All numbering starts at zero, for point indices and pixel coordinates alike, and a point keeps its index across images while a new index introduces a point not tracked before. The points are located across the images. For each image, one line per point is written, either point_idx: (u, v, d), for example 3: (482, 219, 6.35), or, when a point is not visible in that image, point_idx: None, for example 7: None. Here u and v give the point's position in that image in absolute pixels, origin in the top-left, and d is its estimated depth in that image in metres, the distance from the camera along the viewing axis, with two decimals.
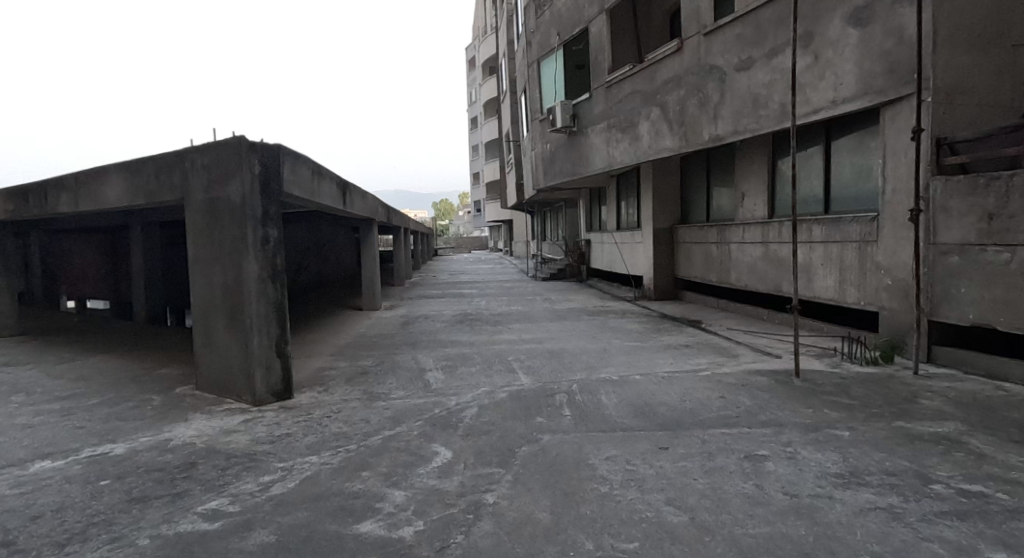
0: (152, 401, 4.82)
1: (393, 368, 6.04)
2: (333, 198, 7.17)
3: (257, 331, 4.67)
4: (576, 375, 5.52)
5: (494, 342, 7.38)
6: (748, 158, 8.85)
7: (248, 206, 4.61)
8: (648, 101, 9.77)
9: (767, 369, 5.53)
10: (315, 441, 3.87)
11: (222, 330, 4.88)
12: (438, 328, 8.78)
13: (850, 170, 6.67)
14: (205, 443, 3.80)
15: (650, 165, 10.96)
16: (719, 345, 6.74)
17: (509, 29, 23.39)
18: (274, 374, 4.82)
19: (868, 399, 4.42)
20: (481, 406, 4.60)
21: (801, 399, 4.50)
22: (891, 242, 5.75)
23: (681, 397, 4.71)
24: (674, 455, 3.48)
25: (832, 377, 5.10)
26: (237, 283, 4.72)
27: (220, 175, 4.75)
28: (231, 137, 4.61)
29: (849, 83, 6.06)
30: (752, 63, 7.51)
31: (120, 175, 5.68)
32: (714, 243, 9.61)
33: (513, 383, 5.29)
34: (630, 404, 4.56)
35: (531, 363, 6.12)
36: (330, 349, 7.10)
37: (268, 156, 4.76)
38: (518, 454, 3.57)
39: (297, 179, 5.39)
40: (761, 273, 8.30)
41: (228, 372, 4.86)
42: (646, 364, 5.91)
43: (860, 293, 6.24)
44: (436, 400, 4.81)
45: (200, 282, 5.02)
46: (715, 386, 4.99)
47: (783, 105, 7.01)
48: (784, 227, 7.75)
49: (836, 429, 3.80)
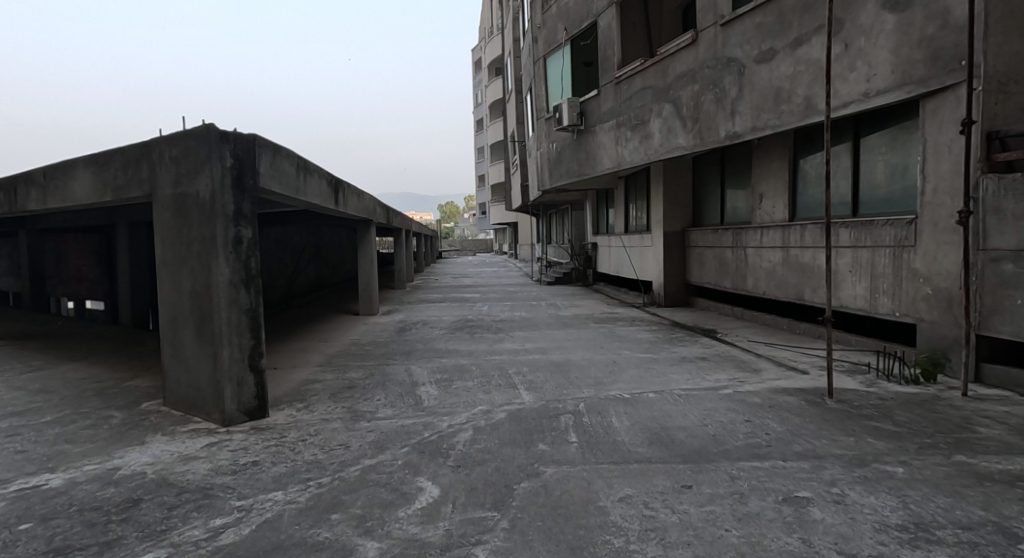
0: (111, 419, 4.33)
1: (383, 381, 5.53)
2: (322, 196, 6.68)
3: (227, 343, 4.19)
4: (583, 392, 5.00)
5: (493, 353, 6.86)
6: (767, 158, 8.32)
7: (218, 202, 4.13)
8: (659, 98, 9.26)
9: (795, 387, 4.98)
10: (284, 472, 3.37)
11: (190, 341, 4.40)
12: (436, 335, 8.28)
13: (881, 170, 6.14)
14: (157, 474, 3.30)
15: (661, 166, 10.44)
16: (738, 358, 6.20)
17: (515, 27, 23.06)
18: (247, 390, 4.33)
19: (916, 426, 3.87)
20: (476, 430, 4.08)
21: (839, 425, 3.97)
22: (931, 247, 5.21)
23: (701, 421, 4.17)
24: (699, 497, 2.96)
25: (870, 398, 4.56)
26: (205, 288, 4.24)
27: (188, 168, 4.28)
28: (200, 125, 4.15)
29: (884, 73, 5.53)
30: (773, 54, 6.99)
31: (87, 169, 5.23)
32: (730, 248, 9.07)
33: (513, 402, 4.77)
34: (644, 429, 4.03)
35: (534, 377, 5.60)
36: (317, 359, 6.59)
37: (242, 147, 4.30)
38: (515, 493, 3.06)
39: (278, 173, 4.91)
40: (782, 280, 7.76)
41: (197, 387, 4.37)
42: (660, 380, 5.37)
43: (895, 303, 5.70)
44: (427, 421, 4.31)
45: (168, 287, 4.54)
46: (739, 408, 4.45)
47: (809, 99, 6.49)
48: (807, 232, 7.21)
49: (886, 465, 3.26)
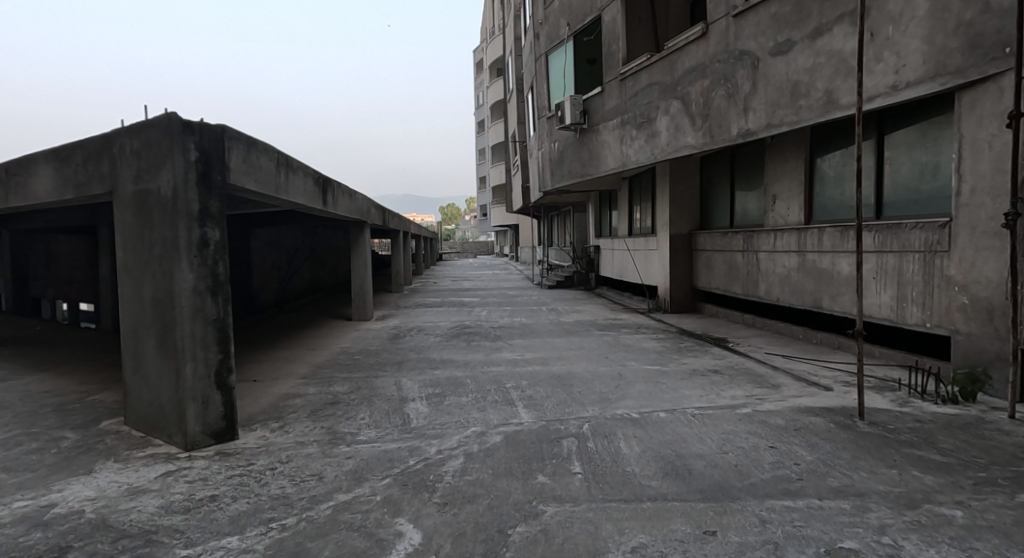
0: (63, 441, 3.89)
1: (370, 397, 5.09)
2: (308, 194, 6.24)
3: (190, 358, 3.75)
4: (587, 410, 4.56)
5: (490, 364, 6.40)
6: (780, 157, 7.88)
7: (180, 200, 3.70)
8: (667, 94, 8.83)
9: (819, 407, 4.52)
10: (245, 511, 2.93)
11: (152, 354, 3.96)
12: (431, 343, 7.83)
13: (909, 169, 5.69)
14: (97, 513, 2.86)
15: (667, 166, 10.00)
16: (754, 372, 5.72)
17: (517, 26, 22.70)
18: (213, 410, 3.89)
19: (966, 456, 3.41)
20: (468, 457, 3.63)
21: (878, 453, 3.51)
22: (968, 254, 4.76)
23: (720, 447, 3.72)
24: (724, 548, 2.51)
25: (906, 420, 4.10)
26: (167, 296, 3.80)
27: (149, 162, 3.84)
28: (161, 114, 3.72)
29: (914, 63, 5.09)
30: (791, 46, 6.55)
31: (48, 165, 4.78)
32: (741, 252, 8.62)
33: (510, 422, 4.31)
34: (656, 457, 3.58)
35: (533, 392, 5.16)
36: (300, 371, 6.14)
37: (208, 139, 3.86)
38: (510, 541, 2.62)
39: (254, 170, 4.47)
40: (797, 286, 7.31)
41: (158, 405, 3.93)
42: (672, 397, 4.91)
43: (927, 313, 5.25)
44: (414, 445, 3.87)
45: (130, 294, 4.10)
46: (761, 432, 4.00)
47: (830, 93, 6.05)
48: (825, 235, 6.76)
49: (941, 507, 2.81)
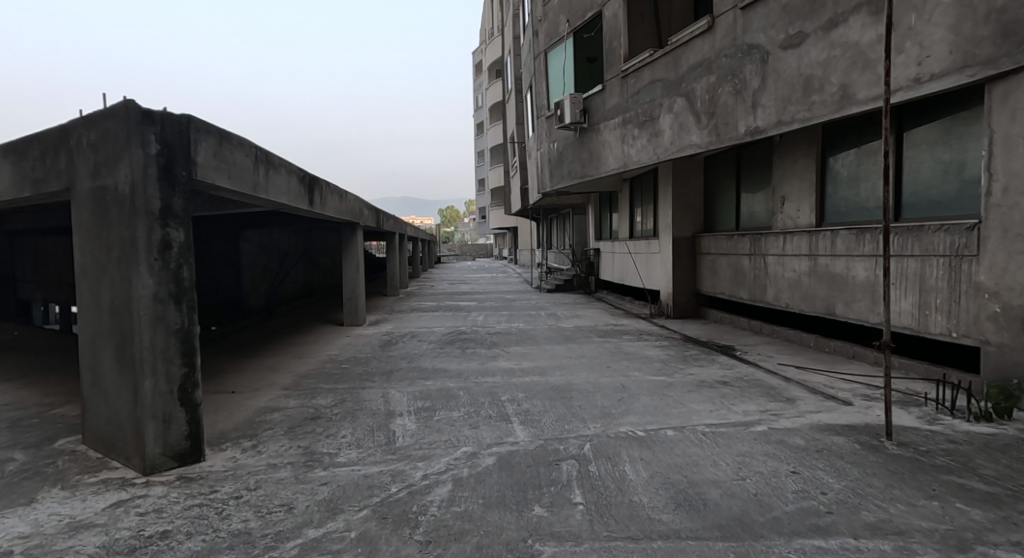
0: (10, 465, 3.51)
1: (354, 411, 4.73)
2: (292, 193, 5.86)
3: (150, 372, 3.38)
4: (589, 427, 4.20)
5: (485, 375, 6.00)
6: (790, 156, 7.53)
7: (139, 197, 3.34)
8: (671, 92, 8.49)
9: (841, 424, 4.16)
10: (199, 552, 2.57)
11: (110, 367, 3.58)
12: (424, 350, 7.45)
13: (930, 167, 5.33)
14: None
15: (671, 166, 9.65)
16: (766, 384, 5.36)
17: (517, 23, 22.34)
18: (176, 429, 3.52)
19: (1014, 486, 3.05)
20: (456, 484, 3.27)
21: (913, 480, 3.15)
22: (1000, 258, 4.42)
23: (735, 473, 3.35)
24: None
25: (938, 441, 3.74)
26: (125, 303, 3.43)
27: (107, 156, 3.48)
28: (118, 103, 3.36)
29: (939, 54, 4.75)
30: (803, 38, 6.21)
31: (6, 159, 4.40)
32: (748, 256, 8.28)
33: (504, 441, 3.95)
34: (665, 485, 3.21)
35: (530, 405, 4.80)
36: (283, 382, 5.76)
37: (171, 130, 3.50)
38: None
39: (226, 165, 4.11)
40: (808, 292, 6.96)
41: (115, 423, 3.55)
42: (679, 412, 4.55)
43: (952, 322, 4.90)
44: (398, 469, 3.50)
45: (86, 301, 3.71)
46: (780, 453, 3.64)
47: (845, 88, 5.71)
48: (839, 238, 6.42)
49: (996, 550, 2.45)
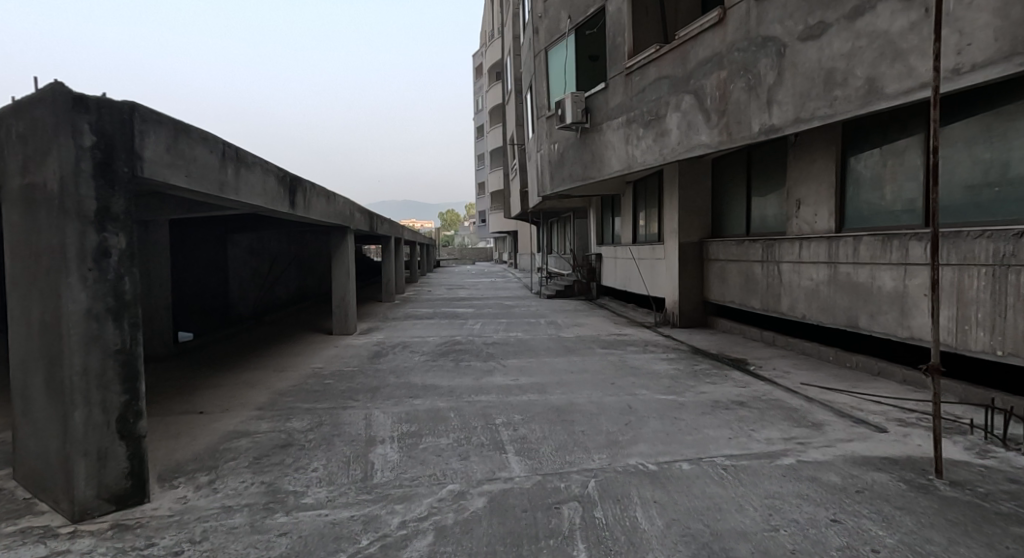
0: None
1: (330, 437, 4.23)
2: (269, 194, 5.36)
3: (81, 402, 2.90)
4: (593, 460, 3.70)
5: (479, 393, 5.49)
6: (805, 156, 7.06)
7: (69, 196, 2.87)
8: (678, 89, 8.02)
9: (879, 457, 3.67)
10: None
11: (38, 393, 3.08)
12: (414, 363, 6.95)
13: (969, 167, 4.84)
14: None
15: (677, 167, 9.17)
16: (787, 406, 4.86)
17: (517, 23, 21.95)
18: (113, 467, 3.03)
19: None
20: (439, 534, 2.77)
21: (980, 535, 2.65)
22: None
23: (765, 522, 2.85)
24: None
25: (997, 481, 3.23)
26: (54, 320, 2.93)
27: (36, 149, 2.99)
28: (46, 85, 2.87)
29: (982, 41, 4.27)
30: (824, 28, 5.74)
31: None
32: (760, 262, 7.79)
33: (497, 477, 3.45)
34: (684, 538, 2.71)
35: (527, 430, 4.32)
36: (258, 400, 5.26)
37: (111, 118, 3.01)
38: None
39: (184, 162, 3.62)
40: (827, 302, 6.47)
41: (44, 459, 3.05)
42: (693, 440, 4.06)
43: (996, 339, 4.42)
44: (370, 513, 3.00)
45: (14, 316, 3.20)
46: (815, 495, 3.14)
47: (872, 81, 5.24)
48: (862, 245, 5.92)
49: None
